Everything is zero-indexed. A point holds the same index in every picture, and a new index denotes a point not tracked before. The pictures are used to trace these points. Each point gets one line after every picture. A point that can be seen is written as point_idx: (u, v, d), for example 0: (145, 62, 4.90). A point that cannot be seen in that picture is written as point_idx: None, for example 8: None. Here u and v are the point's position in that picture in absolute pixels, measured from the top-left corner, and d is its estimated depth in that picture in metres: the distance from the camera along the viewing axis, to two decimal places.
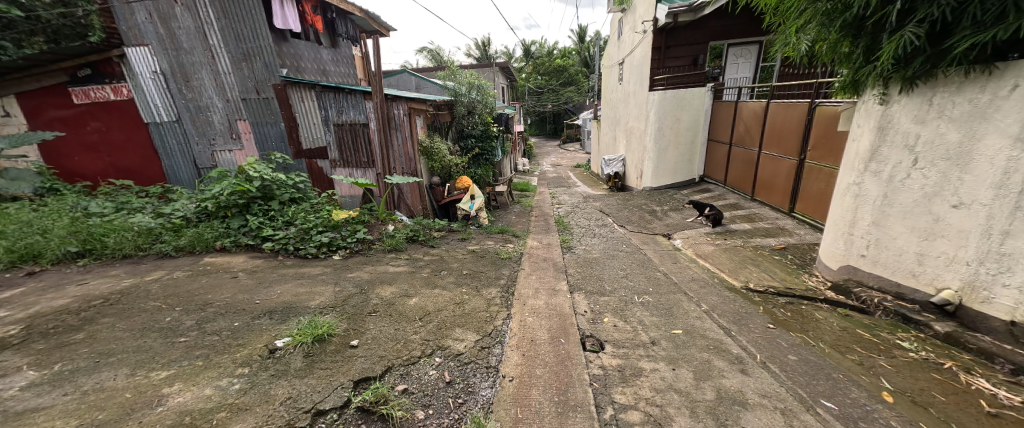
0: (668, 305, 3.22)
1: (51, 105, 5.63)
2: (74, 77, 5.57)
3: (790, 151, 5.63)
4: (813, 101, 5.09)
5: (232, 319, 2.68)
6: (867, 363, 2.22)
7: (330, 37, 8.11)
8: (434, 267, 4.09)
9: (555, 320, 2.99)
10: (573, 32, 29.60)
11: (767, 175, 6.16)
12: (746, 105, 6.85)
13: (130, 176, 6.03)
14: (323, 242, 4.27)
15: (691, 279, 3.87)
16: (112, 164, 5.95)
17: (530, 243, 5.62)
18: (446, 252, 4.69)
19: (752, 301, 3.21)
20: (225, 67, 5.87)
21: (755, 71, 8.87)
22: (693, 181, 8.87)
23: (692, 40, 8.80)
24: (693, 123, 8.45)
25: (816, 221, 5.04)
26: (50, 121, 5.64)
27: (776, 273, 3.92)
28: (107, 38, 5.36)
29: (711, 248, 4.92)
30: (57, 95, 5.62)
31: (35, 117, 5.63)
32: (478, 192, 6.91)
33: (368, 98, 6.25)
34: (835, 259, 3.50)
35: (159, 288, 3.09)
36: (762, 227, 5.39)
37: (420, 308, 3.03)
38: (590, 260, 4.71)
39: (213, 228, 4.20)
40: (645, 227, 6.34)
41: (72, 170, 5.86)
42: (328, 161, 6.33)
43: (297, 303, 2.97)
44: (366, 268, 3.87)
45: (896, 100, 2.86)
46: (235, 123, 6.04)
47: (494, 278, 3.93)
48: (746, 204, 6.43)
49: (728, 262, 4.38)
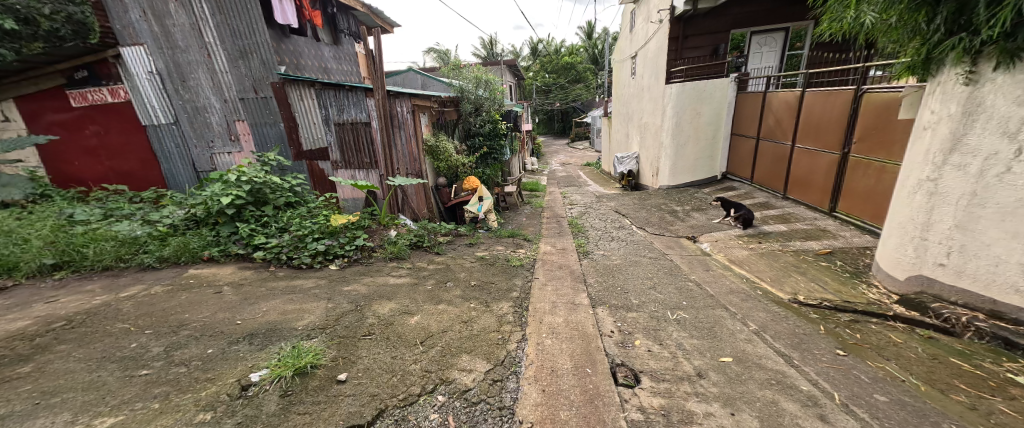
0: (708, 323, 2.78)
1: (49, 109, 5.46)
2: (71, 79, 5.38)
3: (829, 144, 5.13)
4: (858, 89, 4.60)
5: (204, 345, 2.31)
6: (983, 408, 1.83)
7: (331, 33, 7.79)
8: (439, 278, 3.70)
9: (580, 343, 2.57)
10: (581, 29, 29.04)
11: (802, 171, 5.63)
12: (777, 96, 6.31)
13: (129, 181, 5.84)
14: (319, 251, 3.92)
15: (729, 290, 3.40)
16: (112, 169, 5.77)
17: (543, 248, 5.20)
18: (452, 260, 4.30)
19: (811, 320, 2.77)
20: (222, 65, 5.56)
21: (781, 60, 8.30)
22: (715, 178, 8.32)
23: (712, 29, 8.27)
24: (716, 116, 7.91)
25: (863, 221, 4.53)
26: (49, 125, 5.48)
27: (827, 284, 3.46)
28: (101, 37, 5.13)
29: (746, 253, 4.45)
30: (55, 99, 5.45)
31: (34, 121, 5.46)
32: (486, 193, 6.54)
33: (371, 96, 5.86)
34: (900, 268, 3.08)
35: (133, 307, 2.75)
36: (800, 228, 4.89)
37: (422, 329, 2.64)
38: (612, 267, 4.28)
39: (201, 237, 3.87)
40: (667, 229, 5.86)
41: (71, 175, 5.69)
42: (329, 162, 6.01)
43: (282, 324, 2.59)
44: (364, 280, 3.50)
45: (989, 79, 2.47)
46: (233, 124, 5.75)
47: (506, 290, 3.52)
48: (778, 203, 5.92)
49: (768, 269, 3.91)
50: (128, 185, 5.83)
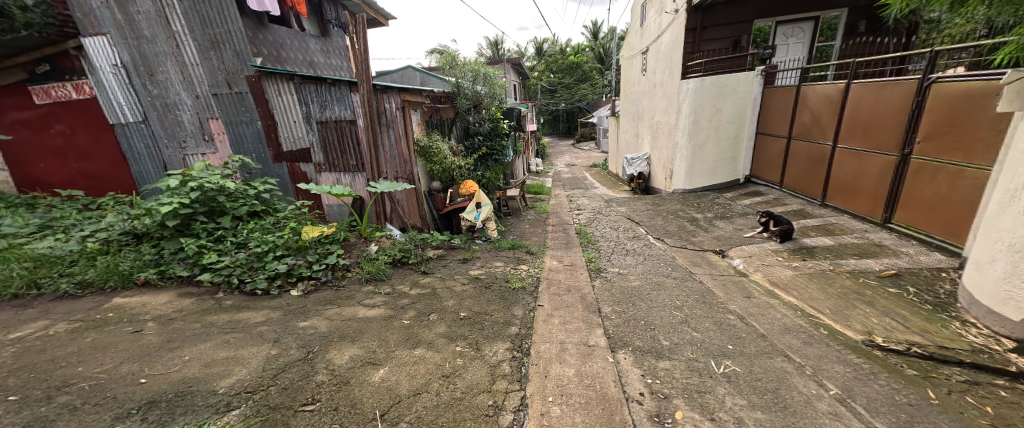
0: (770, 381, 2.09)
1: (13, 107, 5.08)
2: (33, 73, 4.94)
3: (882, 143, 4.40)
4: (924, 79, 3.89)
5: (78, 424, 1.66)
6: None
7: (317, 23, 7.17)
8: (422, 307, 3.03)
9: (599, 415, 1.89)
10: (587, 29, 28.48)
11: (846, 175, 4.91)
12: (814, 90, 5.58)
13: (98, 184, 5.38)
14: (279, 272, 3.24)
15: (784, 328, 2.70)
16: (79, 171, 5.32)
17: (547, 263, 4.52)
18: (441, 282, 3.62)
19: (912, 381, 2.06)
20: (192, 57, 4.91)
21: (810, 52, 7.61)
22: (738, 182, 7.57)
23: (733, 18, 7.57)
24: (741, 114, 7.15)
25: (928, 235, 3.86)
26: (11, 123, 5.11)
27: (909, 321, 2.74)
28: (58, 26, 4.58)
29: (790, 273, 3.74)
30: (18, 95, 5.04)
31: None
32: (485, 199, 5.78)
33: (356, 90, 5.17)
34: (1015, 306, 2.41)
35: (10, 357, 2.10)
36: (851, 243, 4.16)
37: (387, 391, 1.97)
38: (631, 291, 3.57)
39: (139, 256, 3.23)
40: (689, 240, 5.14)
41: (37, 178, 5.30)
42: (312, 164, 5.41)
43: (201, 384, 1.95)
44: (329, 312, 2.82)
45: None
46: (206, 122, 5.13)
47: (502, 325, 2.84)
48: (817, 212, 5.18)
49: (824, 297, 3.20)
50: (97, 188, 5.36)
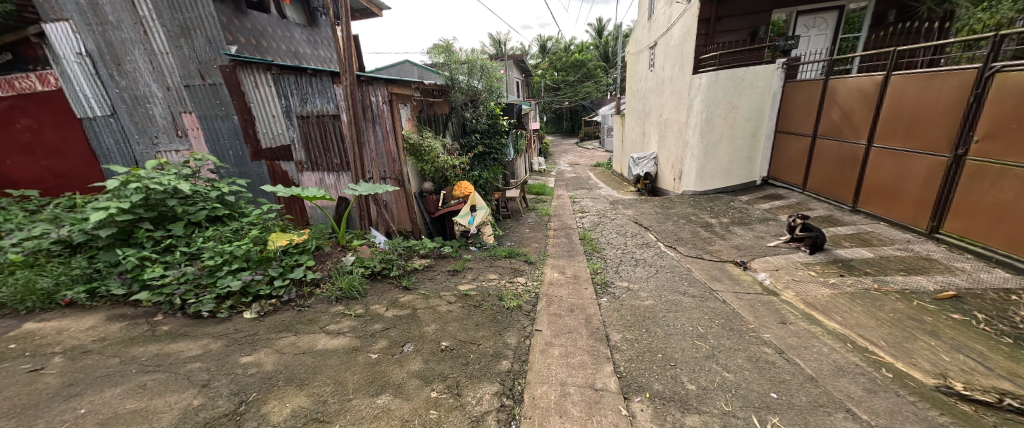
0: None
1: None
2: None
3: (929, 142, 3.89)
4: (986, 68, 3.37)
5: None
6: None
7: (303, 12, 6.69)
8: (396, 335, 2.54)
9: None
10: (592, 27, 27.98)
11: (884, 178, 4.39)
12: (845, 83, 5.05)
13: (72, 183, 4.87)
14: (233, 291, 2.76)
15: (837, 369, 2.20)
16: (50, 169, 4.78)
17: (547, 275, 4.02)
18: (423, 300, 3.12)
19: None
20: (162, 46, 4.43)
21: (833, 43, 7.05)
22: (754, 183, 7.05)
23: (751, 9, 7.02)
24: (759, 111, 6.63)
25: (986, 248, 3.36)
26: None
27: (991, 362, 2.23)
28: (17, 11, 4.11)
29: (828, 292, 3.21)
30: None
31: None
32: (481, 202, 5.30)
33: (338, 82, 4.66)
34: None
35: None
36: (894, 256, 3.64)
37: None
38: (643, 313, 3.06)
39: (71, 270, 2.77)
40: (705, 249, 4.63)
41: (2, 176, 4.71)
42: (293, 163, 4.96)
43: None
44: (282, 342, 2.34)
45: None
46: (179, 117, 4.67)
47: (492, 358, 2.35)
48: (848, 218, 4.66)
49: (875, 324, 2.69)
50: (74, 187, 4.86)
